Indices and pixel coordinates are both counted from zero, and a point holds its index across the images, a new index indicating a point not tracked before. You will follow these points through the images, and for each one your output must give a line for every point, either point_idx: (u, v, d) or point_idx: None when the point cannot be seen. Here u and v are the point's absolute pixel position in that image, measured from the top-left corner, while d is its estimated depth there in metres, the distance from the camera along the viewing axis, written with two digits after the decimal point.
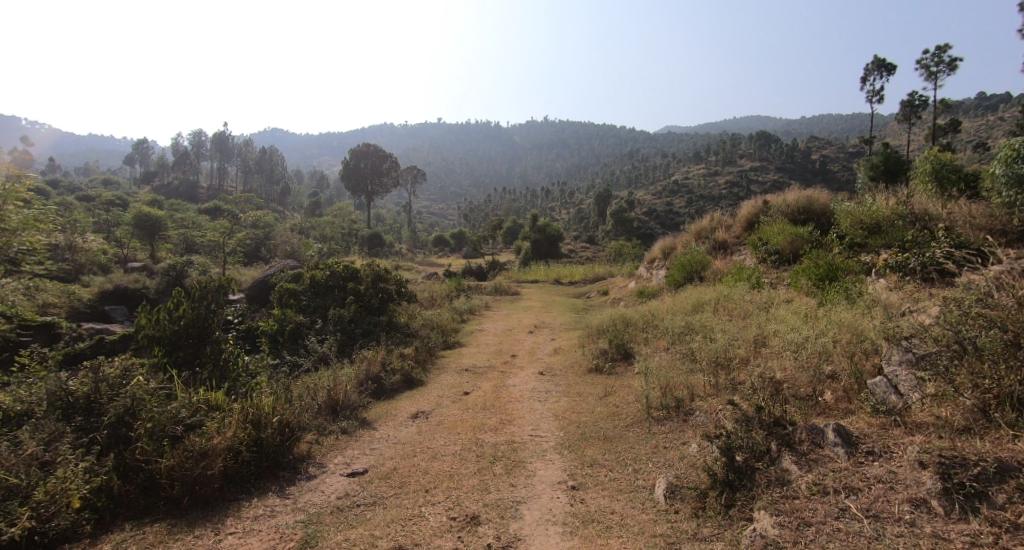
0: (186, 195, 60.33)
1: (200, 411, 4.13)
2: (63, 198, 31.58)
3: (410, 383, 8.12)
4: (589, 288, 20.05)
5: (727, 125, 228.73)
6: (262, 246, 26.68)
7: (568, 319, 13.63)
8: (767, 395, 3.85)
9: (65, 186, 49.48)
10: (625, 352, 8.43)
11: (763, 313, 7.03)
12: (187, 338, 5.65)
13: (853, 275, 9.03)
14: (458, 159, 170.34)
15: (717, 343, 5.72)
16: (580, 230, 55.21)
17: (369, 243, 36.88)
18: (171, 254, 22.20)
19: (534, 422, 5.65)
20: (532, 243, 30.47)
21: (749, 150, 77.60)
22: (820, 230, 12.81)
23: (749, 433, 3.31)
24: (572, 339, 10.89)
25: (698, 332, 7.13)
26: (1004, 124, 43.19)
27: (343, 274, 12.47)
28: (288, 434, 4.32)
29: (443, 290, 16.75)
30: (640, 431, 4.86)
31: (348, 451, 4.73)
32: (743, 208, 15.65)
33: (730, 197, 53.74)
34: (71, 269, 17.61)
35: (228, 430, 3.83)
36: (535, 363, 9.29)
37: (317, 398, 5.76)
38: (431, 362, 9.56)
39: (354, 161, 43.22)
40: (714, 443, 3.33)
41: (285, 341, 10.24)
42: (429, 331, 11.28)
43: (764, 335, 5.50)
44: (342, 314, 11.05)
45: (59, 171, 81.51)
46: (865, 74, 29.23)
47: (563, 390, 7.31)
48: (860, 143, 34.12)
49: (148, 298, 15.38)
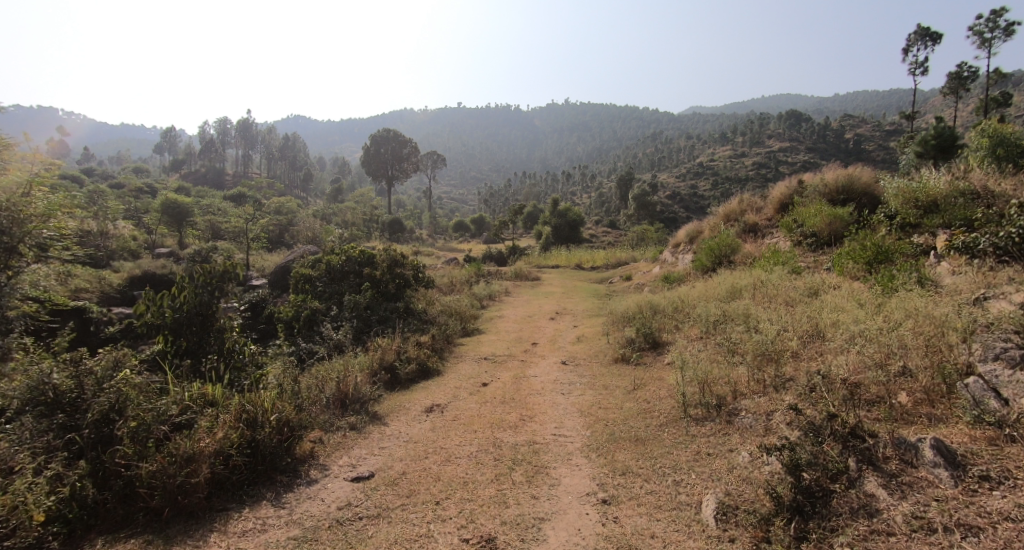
0: (213, 183, 61.18)
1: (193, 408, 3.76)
2: (95, 187, 32.22)
3: (426, 373, 7.73)
4: (611, 273, 19.45)
5: (754, 105, 221.93)
6: (285, 232, 26.74)
7: (591, 305, 13.08)
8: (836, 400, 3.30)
9: (100, 174, 50.81)
10: (653, 341, 7.86)
11: (811, 301, 6.39)
12: (195, 325, 5.30)
13: (905, 260, 8.29)
14: (478, 144, 169.37)
15: (763, 334, 5.16)
16: (602, 215, 54.29)
17: (390, 228, 36.80)
18: (197, 240, 22.35)
19: (559, 419, 5.23)
20: (553, 227, 29.85)
21: (778, 130, 74.84)
22: (862, 210, 11.94)
23: (821, 447, 2.78)
24: (596, 326, 10.38)
25: (738, 321, 6.55)
26: None
27: (358, 259, 12.12)
28: (288, 434, 3.93)
29: (463, 275, 16.39)
30: (676, 433, 4.38)
31: (355, 451, 4.32)
32: (777, 189, 14.75)
33: (759, 179, 52.04)
34: (100, 255, 17.85)
35: (219, 431, 3.45)
36: (557, 352, 8.79)
37: (326, 391, 5.39)
38: (449, 350, 9.18)
39: (374, 147, 42.84)
40: (777, 457, 2.82)
41: (301, 328, 10.01)
42: (447, 317, 10.87)
43: (819, 327, 4.92)
44: (358, 300, 10.71)
45: (91, 160, 83.57)
46: (908, 45, 27.36)
47: (588, 382, 6.82)
48: (901, 119, 32.31)
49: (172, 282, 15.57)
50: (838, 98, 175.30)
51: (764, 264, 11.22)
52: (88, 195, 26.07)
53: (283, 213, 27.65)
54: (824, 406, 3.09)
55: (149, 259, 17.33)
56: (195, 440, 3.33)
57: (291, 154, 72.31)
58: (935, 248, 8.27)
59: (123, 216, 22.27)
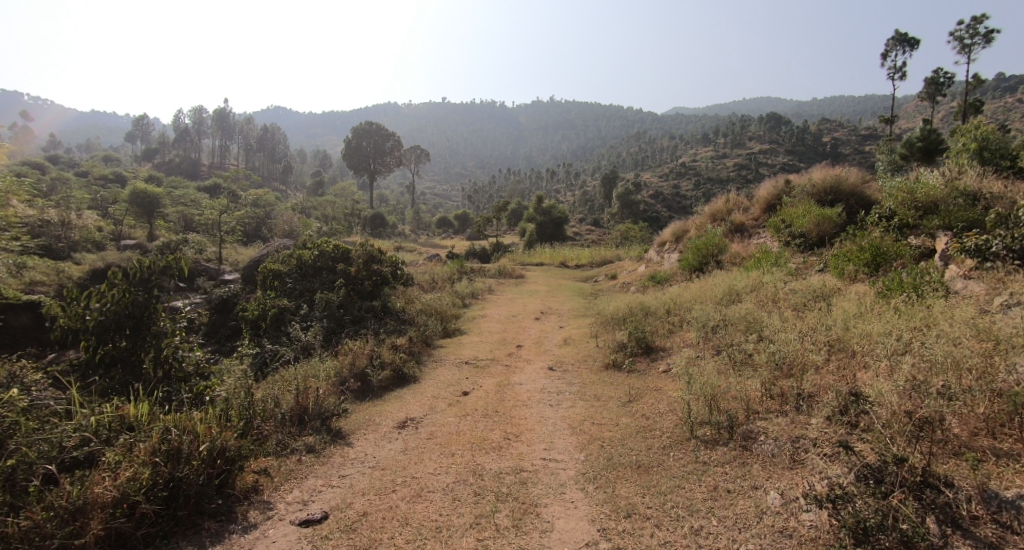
0: (188, 173, 59.31)
1: (97, 437, 3.06)
2: (62, 175, 30.68)
3: (401, 380, 7.03)
4: (595, 271, 18.94)
5: (737, 107, 224.22)
6: (262, 226, 25.72)
7: (577, 305, 12.51)
8: (895, 439, 2.81)
9: (67, 162, 48.66)
10: (647, 346, 7.30)
11: (819, 306, 5.87)
12: (124, 328, 4.52)
13: (904, 263, 7.86)
14: (463, 139, 168.19)
15: (779, 345, 4.61)
16: (586, 213, 53.96)
17: (371, 223, 35.92)
18: (167, 231, 21.27)
19: (550, 439, 4.63)
20: (537, 225, 29.27)
21: (759, 132, 75.51)
22: (852, 212, 11.53)
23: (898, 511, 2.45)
24: (583, 327, 9.83)
25: (742, 326, 6.02)
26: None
27: (332, 254, 11.35)
28: (220, 467, 3.24)
29: (445, 272, 15.70)
30: (684, 459, 3.85)
31: (308, 482, 3.66)
32: (763, 188, 14.36)
33: (740, 180, 52.29)
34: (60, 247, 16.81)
35: (126, 471, 2.79)
36: (543, 356, 8.18)
37: (281, 405, 4.69)
38: (427, 354, 8.52)
39: (356, 140, 41.55)
40: (842, 530, 2.52)
41: (268, 328, 9.29)
42: (427, 317, 10.17)
43: (842, 336, 4.39)
44: (330, 299, 9.97)
45: (60, 148, 80.32)
46: (887, 50, 27.34)
47: (578, 391, 6.23)
48: (880, 123, 32.50)
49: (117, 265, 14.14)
50: (817, 102, 178.03)
51: (756, 264, 10.79)
52: (51, 182, 24.69)
53: (260, 206, 26.64)
54: (887, 448, 2.74)
55: (115, 250, 16.35)
56: (90, 489, 2.64)
57: (269, 146, 70.42)
58: (934, 250, 7.88)
59: (88, 206, 21.11)
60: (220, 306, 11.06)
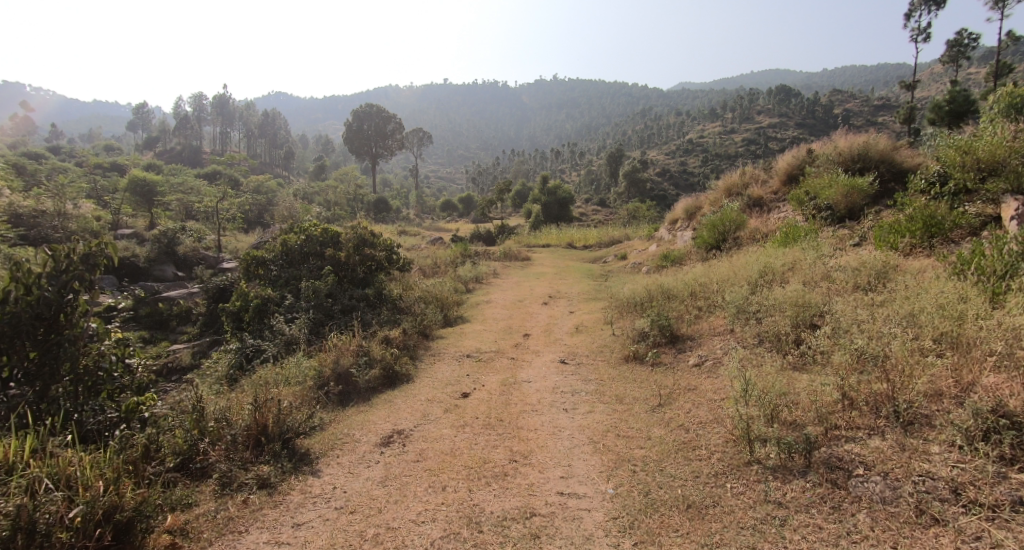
0: (189, 161, 58.33)
1: None
2: (60, 164, 29.83)
3: (391, 380, 6.07)
4: (604, 252, 17.89)
5: (745, 81, 218.74)
6: (264, 213, 24.78)
7: (587, 287, 11.47)
8: None
9: (69, 152, 47.72)
10: (672, 334, 6.28)
11: (890, 290, 4.80)
12: (30, 332, 3.48)
13: (966, 234, 6.67)
14: (466, 121, 165.82)
15: (867, 340, 3.58)
16: (592, 193, 52.63)
17: (375, 208, 35.02)
18: (165, 217, 20.44)
19: (569, 462, 3.69)
20: (543, 206, 28.12)
21: (768, 105, 73.19)
22: (885, 180, 10.23)
23: None
24: (595, 312, 8.85)
25: (793, 312, 5.01)
26: None
27: (320, 238, 10.33)
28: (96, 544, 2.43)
29: (448, 256, 14.69)
30: (749, 491, 2.96)
31: (251, 540, 2.83)
32: (784, 157, 13.07)
33: (750, 155, 50.67)
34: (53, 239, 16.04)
35: None
36: (553, 347, 7.20)
37: (233, 422, 3.78)
38: (423, 346, 7.60)
39: (357, 123, 40.30)
40: None
41: (250, 321, 8.43)
42: (424, 305, 9.21)
43: (956, 331, 3.35)
44: (318, 287, 9.02)
45: (62, 138, 79.48)
46: (910, 11, 25.51)
47: (595, 391, 5.26)
48: (900, 89, 30.64)
49: (133, 264, 13.89)
50: (828, 73, 173.02)
51: (783, 240, 9.67)
52: (48, 171, 23.89)
53: (261, 193, 25.81)
54: None
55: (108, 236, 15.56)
56: None
57: (270, 132, 69.19)
58: (997, 215, 6.61)
59: (84, 193, 20.42)
60: (216, 295, 10.20)
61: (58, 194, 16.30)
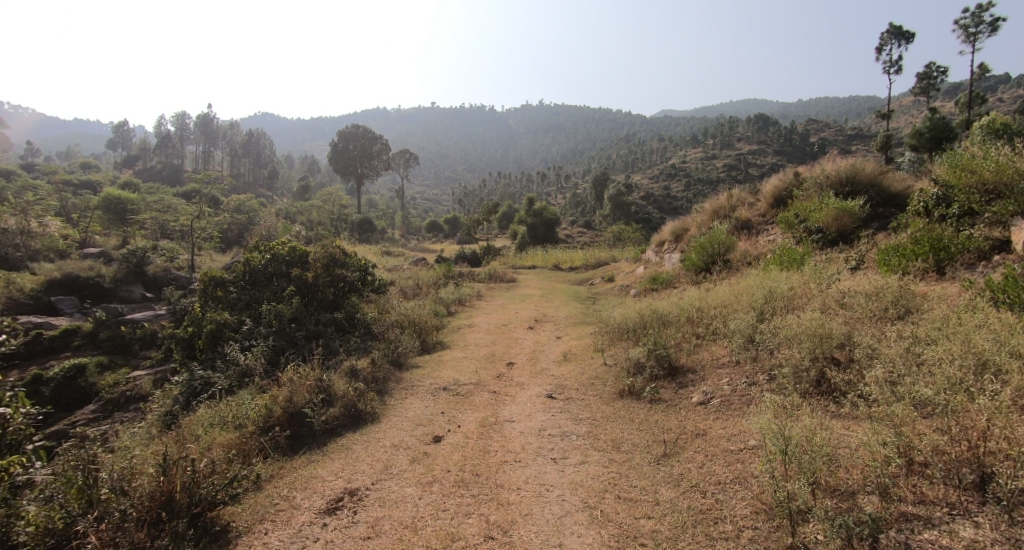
0: (169, 180, 57.01)
1: None
2: (32, 181, 28.61)
3: (353, 420, 5.23)
4: (592, 273, 17.25)
5: (724, 109, 224.50)
6: (244, 232, 23.83)
7: (575, 310, 10.78)
8: None
9: (43, 169, 46.07)
10: (670, 366, 5.53)
11: (925, 321, 4.14)
12: None
13: (974, 259, 5.73)
14: (452, 143, 166.59)
15: (930, 387, 2.89)
16: (578, 215, 52.45)
17: (359, 228, 34.15)
18: (135, 236, 19.38)
19: (559, 540, 2.98)
20: (529, 228, 27.56)
21: (748, 132, 74.55)
22: (875, 203, 9.64)
23: None
24: (585, 339, 8.12)
25: (811, 343, 4.30)
26: (1011, 104, 40.62)
27: (287, 257, 9.51)
28: None
29: (430, 277, 13.92)
30: None
31: None
32: (772, 180, 12.60)
33: (732, 180, 51.08)
34: None
35: None
36: (540, 379, 6.41)
37: (130, 491, 3.00)
38: (393, 378, 6.78)
39: (342, 143, 39.62)
40: None
41: (203, 349, 7.52)
42: (399, 331, 8.39)
43: None
44: (280, 311, 8.18)
45: (40, 155, 77.70)
46: (882, 43, 26.01)
47: (587, 435, 4.49)
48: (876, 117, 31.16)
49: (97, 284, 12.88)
50: (804, 103, 178.43)
51: (778, 263, 9.12)
52: (16, 187, 22.72)
53: (241, 212, 24.94)
54: None
55: (74, 254, 14.55)
56: None
57: (255, 151, 68.28)
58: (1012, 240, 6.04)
59: (51, 209, 19.38)
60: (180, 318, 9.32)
61: (20, 212, 15.27)
